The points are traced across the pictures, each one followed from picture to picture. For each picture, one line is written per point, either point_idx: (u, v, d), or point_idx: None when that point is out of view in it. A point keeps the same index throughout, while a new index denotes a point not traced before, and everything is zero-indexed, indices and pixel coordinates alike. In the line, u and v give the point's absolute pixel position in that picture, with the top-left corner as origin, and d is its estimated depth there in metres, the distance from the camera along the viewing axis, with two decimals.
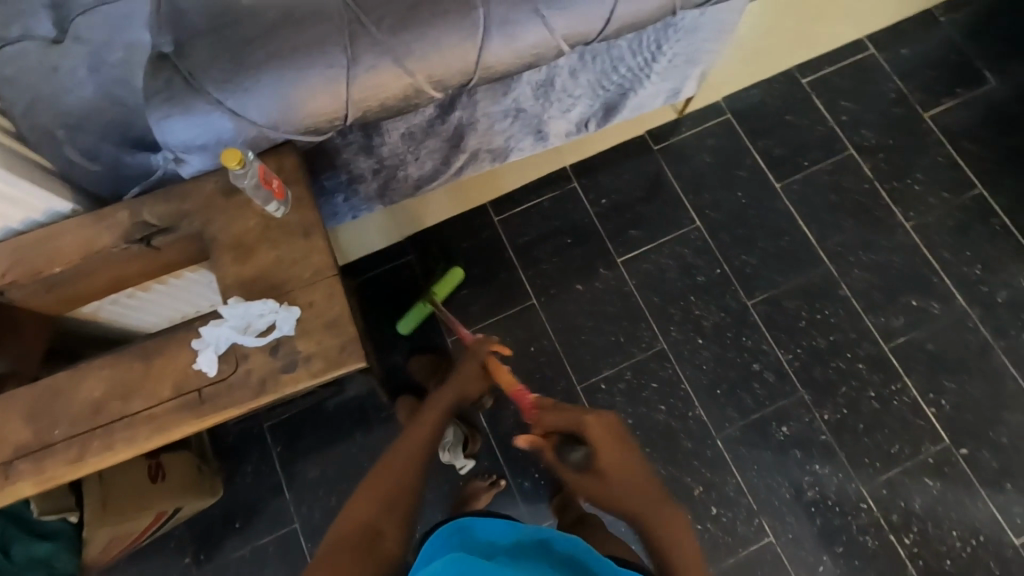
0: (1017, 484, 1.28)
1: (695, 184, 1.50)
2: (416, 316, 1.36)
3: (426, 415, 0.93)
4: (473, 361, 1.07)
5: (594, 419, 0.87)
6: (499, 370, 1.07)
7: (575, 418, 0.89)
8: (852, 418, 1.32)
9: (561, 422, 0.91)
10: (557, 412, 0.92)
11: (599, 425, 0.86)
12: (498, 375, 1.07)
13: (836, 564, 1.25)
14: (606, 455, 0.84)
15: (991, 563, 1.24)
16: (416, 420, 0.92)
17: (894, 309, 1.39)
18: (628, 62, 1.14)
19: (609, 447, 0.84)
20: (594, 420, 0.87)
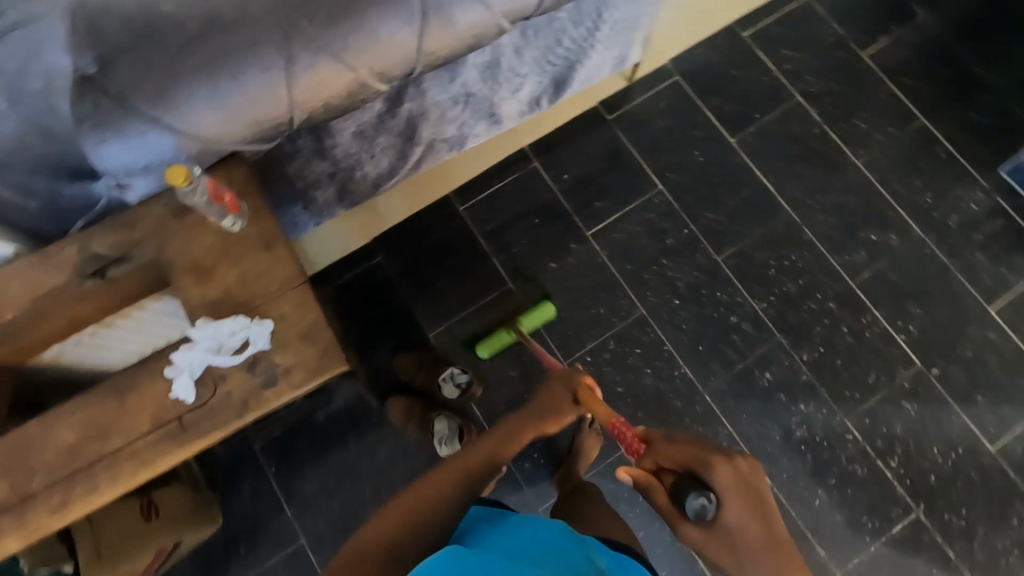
0: (987, 395, 1.35)
1: (653, 149, 1.52)
2: (495, 343, 1.35)
3: (486, 441, 0.84)
4: (562, 386, 0.92)
5: (726, 466, 0.71)
6: (593, 401, 0.90)
7: (702, 459, 0.73)
8: (829, 355, 1.37)
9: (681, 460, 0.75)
10: (678, 447, 0.78)
11: (734, 473, 0.71)
12: (590, 406, 0.90)
13: (830, 495, 1.30)
14: (734, 511, 0.69)
15: (971, 472, 1.31)
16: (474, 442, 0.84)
17: (856, 245, 1.44)
18: (570, 34, 1.13)
19: (742, 503, 0.69)
20: (727, 468, 0.71)
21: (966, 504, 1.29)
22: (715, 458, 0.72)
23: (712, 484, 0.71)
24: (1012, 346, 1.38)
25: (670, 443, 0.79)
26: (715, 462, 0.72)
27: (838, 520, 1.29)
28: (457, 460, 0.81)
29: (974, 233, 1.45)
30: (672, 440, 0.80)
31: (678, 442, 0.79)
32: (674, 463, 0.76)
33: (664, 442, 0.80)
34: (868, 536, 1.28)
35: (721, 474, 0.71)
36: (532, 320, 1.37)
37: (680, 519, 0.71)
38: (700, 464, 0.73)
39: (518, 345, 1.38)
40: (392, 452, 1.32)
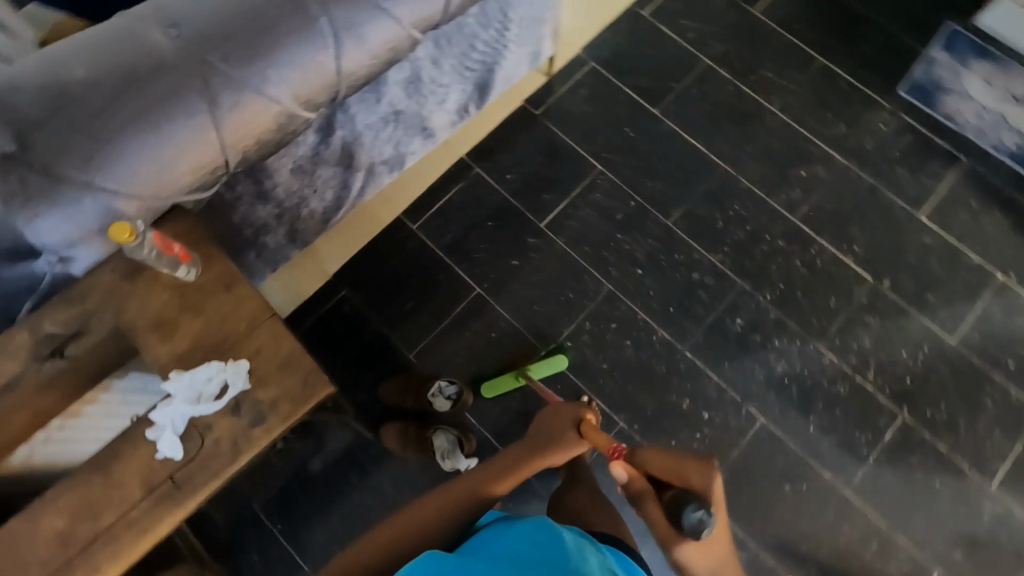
0: (937, 294, 1.45)
1: (584, 134, 1.58)
2: (502, 384, 1.35)
3: (487, 469, 0.86)
4: (567, 419, 0.97)
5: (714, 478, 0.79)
6: (595, 434, 0.93)
7: (694, 471, 0.80)
8: (790, 289, 1.44)
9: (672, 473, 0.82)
10: (669, 457, 0.83)
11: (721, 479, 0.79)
12: (592, 438, 0.93)
13: (821, 419, 1.35)
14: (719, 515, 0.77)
15: (941, 367, 1.39)
16: (475, 470, 0.87)
17: (789, 184, 1.53)
18: (482, 37, 1.17)
19: (721, 507, 0.78)
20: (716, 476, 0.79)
21: (942, 398, 1.37)
22: (704, 468, 0.80)
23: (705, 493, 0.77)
24: (947, 245, 1.48)
25: (660, 453, 0.84)
26: (705, 472, 0.79)
27: (834, 440, 1.34)
28: (453, 487, 0.83)
29: (890, 151, 1.56)
30: (659, 450, 0.84)
31: (665, 454, 0.84)
32: (669, 475, 0.81)
33: (649, 452, 0.85)
34: (865, 449, 1.34)
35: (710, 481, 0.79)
36: (545, 369, 1.36)
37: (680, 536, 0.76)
38: (692, 475, 0.79)
39: (526, 391, 1.37)
40: (396, 479, 1.30)
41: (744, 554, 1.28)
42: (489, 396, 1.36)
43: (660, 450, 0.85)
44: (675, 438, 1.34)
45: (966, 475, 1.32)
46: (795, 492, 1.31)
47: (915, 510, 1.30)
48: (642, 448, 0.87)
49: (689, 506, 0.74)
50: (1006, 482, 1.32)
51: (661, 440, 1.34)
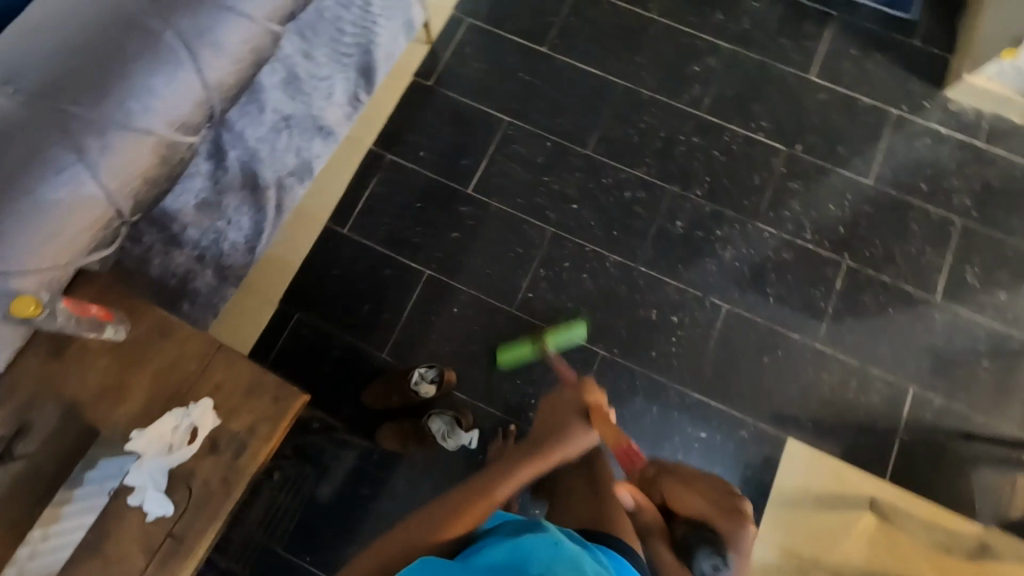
0: (845, 144, 1.53)
1: (483, 91, 1.56)
2: (519, 351, 1.35)
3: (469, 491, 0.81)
4: (567, 406, 0.94)
5: (730, 522, 0.90)
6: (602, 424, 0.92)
7: (715, 513, 0.91)
8: (716, 180, 1.50)
9: (692, 508, 0.92)
10: (689, 497, 0.93)
11: (747, 534, 0.90)
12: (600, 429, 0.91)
13: (777, 288, 1.43)
14: (736, 563, 0.87)
15: (866, 208, 1.49)
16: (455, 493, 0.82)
17: (688, 82, 1.57)
18: (347, 19, 1.14)
19: (741, 553, 0.88)
20: (742, 524, 0.90)
21: (875, 236, 1.47)
22: (732, 516, 0.91)
23: (722, 540, 0.88)
24: (842, 97, 1.57)
25: (683, 489, 0.94)
26: (726, 519, 0.90)
27: (795, 304, 1.42)
28: (430, 521, 0.78)
29: (768, 25, 1.62)
30: (680, 486, 0.95)
31: (684, 488, 0.95)
32: (690, 515, 0.92)
33: (673, 486, 0.95)
34: (822, 302, 1.42)
35: (731, 528, 0.89)
36: (561, 339, 1.36)
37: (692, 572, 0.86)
38: (712, 520, 0.91)
39: (540, 360, 1.36)
40: (407, 475, 1.30)
41: (746, 432, 1.35)
42: (504, 366, 1.37)
43: (684, 488, 0.94)
44: (654, 349, 1.39)
45: (913, 296, 1.43)
46: (774, 361, 1.38)
47: (880, 342, 1.40)
48: (667, 477, 0.97)
49: (704, 553, 0.86)
50: (947, 292, 1.43)
51: (642, 355, 1.38)
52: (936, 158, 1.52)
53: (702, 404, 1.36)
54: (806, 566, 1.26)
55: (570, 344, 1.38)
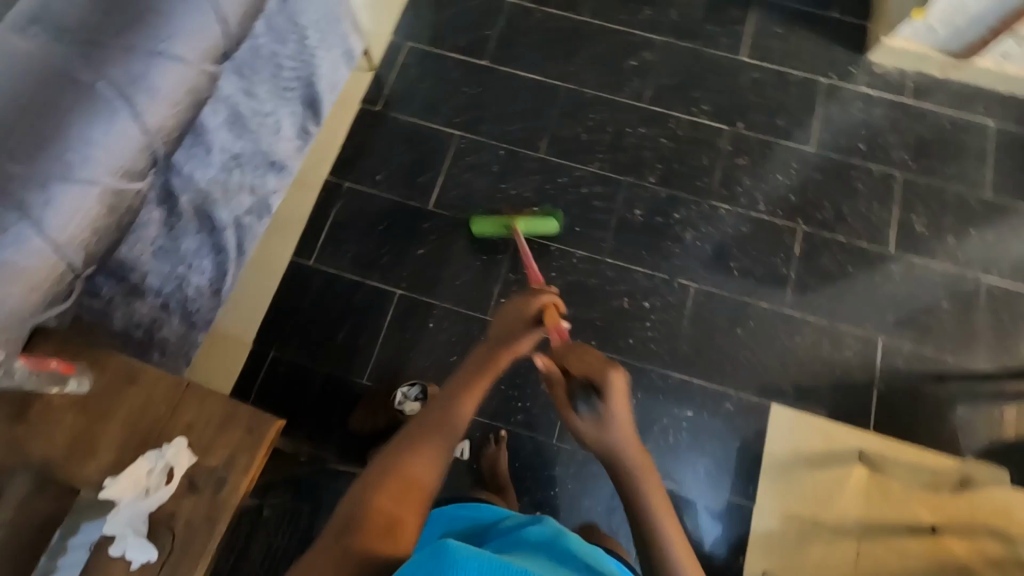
0: (783, 116, 1.60)
1: (431, 110, 1.60)
2: (492, 225, 1.42)
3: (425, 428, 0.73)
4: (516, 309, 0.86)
5: (614, 372, 0.76)
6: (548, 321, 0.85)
7: (596, 365, 0.78)
8: (667, 165, 1.54)
9: (581, 367, 0.79)
10: (580, 354, 0.80)
11: (618, 382, 0.75)
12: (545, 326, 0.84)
13: (740, 260, 1.47)
14: (615, 410, 0.75)
15: (811, 173, 1.55)
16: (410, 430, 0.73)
17: (627, 77, 1.62)
18: (284, 53, 1.16)
19: (620, 403, 0.75)
20: (617, 376, 0.76)
21: (824, 199, 1.53)
22: (602, 367, 0.77)
23: (601, 389, 0.76)
24: (774, 73, 1.64)
25: (576, 350, 0.82)
26: (602, 368, 0.77)
27: (758, 274, 1.46)
28: (386, 475, 0.68)
29: (695, 15, 1.69)
30: (577, 349, 0.82)
31: (583, 352, 0.81)
32: (576, 373, 0.79)
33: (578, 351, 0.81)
34: (784, 268, 1.47)
35: (607, 379, 0.76)
36: (532, 227, 1.43)
37: (569, 418, 0.78)
38: (594, 372, 0.77)
39: (509, 240, 1.45)
40: None
41: (731, 403, 1.37)
42: (476, 234, 1.45)
43: (579, 350, 0.81)
44: (631, 335, 1.41)
45: (868, 252, 1.48)
46: (748, 331, 1.42)
47: (844, 299, 1.45)
48: (574, 349, 0.82)
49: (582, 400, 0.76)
50: (899, 243, 1.49)
51: (620, 343, 1.40)
52: (869, 119, 1.60)
53: (685, 382, 1.38)
54: (807, 526, 1.28)
55: (541, 233, 1.45)
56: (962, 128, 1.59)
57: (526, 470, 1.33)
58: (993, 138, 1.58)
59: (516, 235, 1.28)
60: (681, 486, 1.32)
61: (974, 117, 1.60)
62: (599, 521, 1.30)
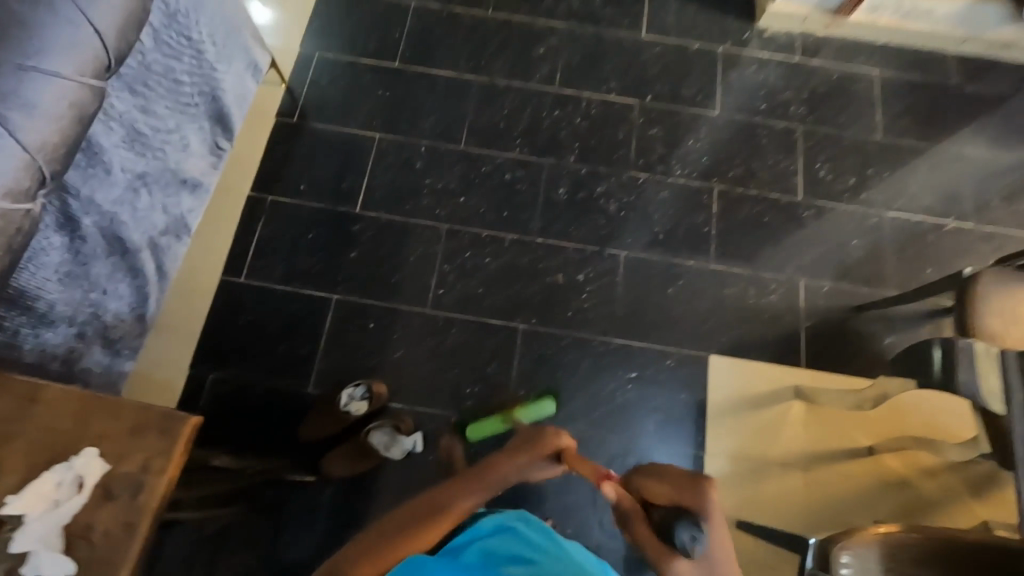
0: (687, 85, 1.68)
1: (348, 115, 1.61)
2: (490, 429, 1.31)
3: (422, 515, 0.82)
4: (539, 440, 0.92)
5: (710, 483, 0.74)
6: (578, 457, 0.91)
7: (688, 488, 0.75)
8: (584, 143, 1.60)
9: (669, 490, 0.77)
10: (657, 476, 0.79)
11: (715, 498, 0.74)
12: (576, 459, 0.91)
13: (664, 224, 1.53)
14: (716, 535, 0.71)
15: (719, 135, 1.63)
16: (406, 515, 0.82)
17: (536, 64, 1.68)
18: (180, 68, 1.15)
19: (718, 524, 0.72)
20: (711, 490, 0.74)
21: (735, 157, 1.61)
22: (697, 482, 0.75)
23: (698, 512, 0.73)
24: (674, 46, 1.72)
25: (645, 473, 0.81)
26: (697, 488, 0.75)
27: (682, 234, 1.53)
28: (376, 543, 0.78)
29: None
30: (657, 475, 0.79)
31: (662, 476, 0.79)
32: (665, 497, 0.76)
33: (650, 478, 0.80)
34: (705, 225, 1.54)
35: (705, 502, 0.74)
36: (531, 414, 1.33)
37: (669, 558, 0.71)
38: (681, 495, 0.75)
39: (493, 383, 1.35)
40: (363, 497, 1.28)
41: (672, 359, 1.42)
42: (473, 441, 1.32)
43: (659, 476, 0.79)
44: (569, 308, 1.45)
45: (781, 201, 1.57)
46: (678, 290, 1.48)
47: (764, 248, 1.53)
48: (642, 473, 0.82)
49: (682, 524, 0.72)
50: (807, 189, 1.59)
51: (560, 317, 1.44)
52: (766, 80, 1.70)
53: (626, 346, 1.42)
54: (757, 463, 1.34)
55: (538, 419, 1.35)
56: (849, 79, 1.71)
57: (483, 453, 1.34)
58: (878, 85, 1.70)
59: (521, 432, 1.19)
60: (635, 445, 1.35)
61: (859, 68, 1.72)
62: (560, 491, 1.32)
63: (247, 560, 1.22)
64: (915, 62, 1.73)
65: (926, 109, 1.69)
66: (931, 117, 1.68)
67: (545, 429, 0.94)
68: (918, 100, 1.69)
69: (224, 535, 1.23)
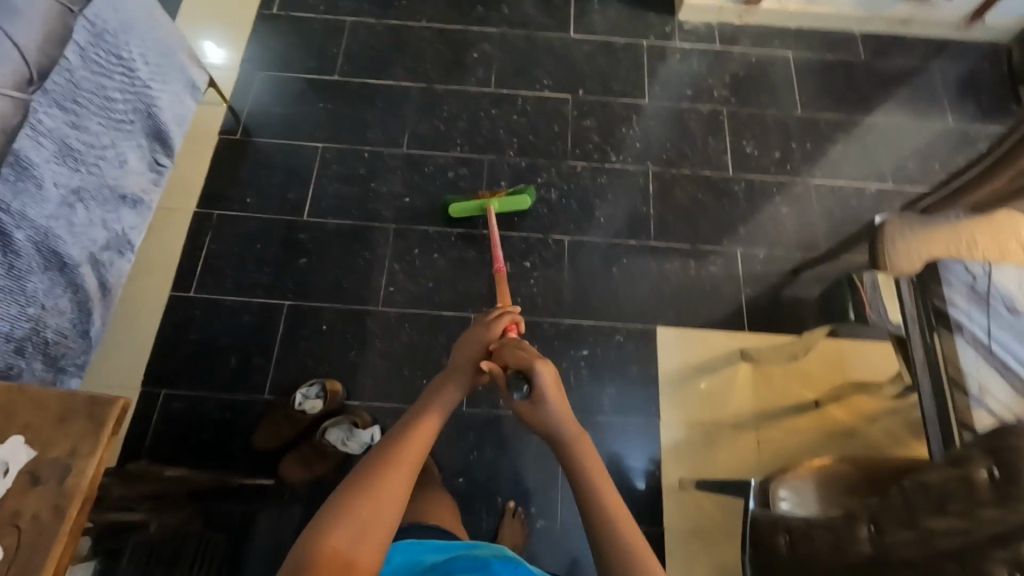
0: (616, 78, 1.77)
1: (291, 129, 1.65)
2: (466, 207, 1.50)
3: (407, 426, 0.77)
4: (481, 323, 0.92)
5: (545, 365, 0.79)
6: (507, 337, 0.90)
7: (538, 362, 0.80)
8: (522, 138, 1.66)
9: (516, 360, 0.81)
10: (513, 348, 0.83)
11: (545, 370, 0.79)
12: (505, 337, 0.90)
13: (604, 208, 1.60)
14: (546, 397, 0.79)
15: (650, 122, 1.71)
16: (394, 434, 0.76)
17: (471, 68, 1.75)
18: (111, 86, 1.18)
19: (552, 391, 0.79)
20: (544, 369, 0.79)
21: (667, 141, 1.69)
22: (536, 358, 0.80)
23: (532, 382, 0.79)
24: (601, 43, 1.81)
25: (511, 346, 0.85)
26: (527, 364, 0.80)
27: (622, 217, 1.59)
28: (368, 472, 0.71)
29: (523, 6, 1.85)
30: (516, 347, 0.83)
31: (519, 350, 0.82)
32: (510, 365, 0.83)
33: (515, 348, 0.83)
34: (643, 206, 1.60)
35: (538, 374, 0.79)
36: (507, 205, 1.49)
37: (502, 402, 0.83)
38: (525, 364, 0.80)
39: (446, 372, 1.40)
40: (323, 496, 1.28)
41: (621, 335, 1.46)
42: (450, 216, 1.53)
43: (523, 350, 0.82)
44: (519, 295, 1.48)
45: (713, 179, 1.65)
46: (622, 269, 1.53)
47: (701, 223, 1.60)
48: (509, 349, 0.84)
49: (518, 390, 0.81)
50: (737, 166, 1.67)
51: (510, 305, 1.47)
52: (690, 68, 1.80)
53: (576, 327, 1.46)
54: (709, 428, 1.38)
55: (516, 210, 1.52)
56: (767, 62, 1.82)
57: (444, 443, 1.35)
58: (793, 66, 1.81)
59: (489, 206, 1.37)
60: (591, 421, 1.38)
61: (775, 52, 1.83)
62: (520, 472, 1.34)
63: (213, 558, 1.20)
64: (825, 44, 1.85)
65: (840, 85, 1.80)
66: (845, 92, 1.79)
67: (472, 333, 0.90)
68: (832, 77, 1.81)
69: (184, 538, 1.17)
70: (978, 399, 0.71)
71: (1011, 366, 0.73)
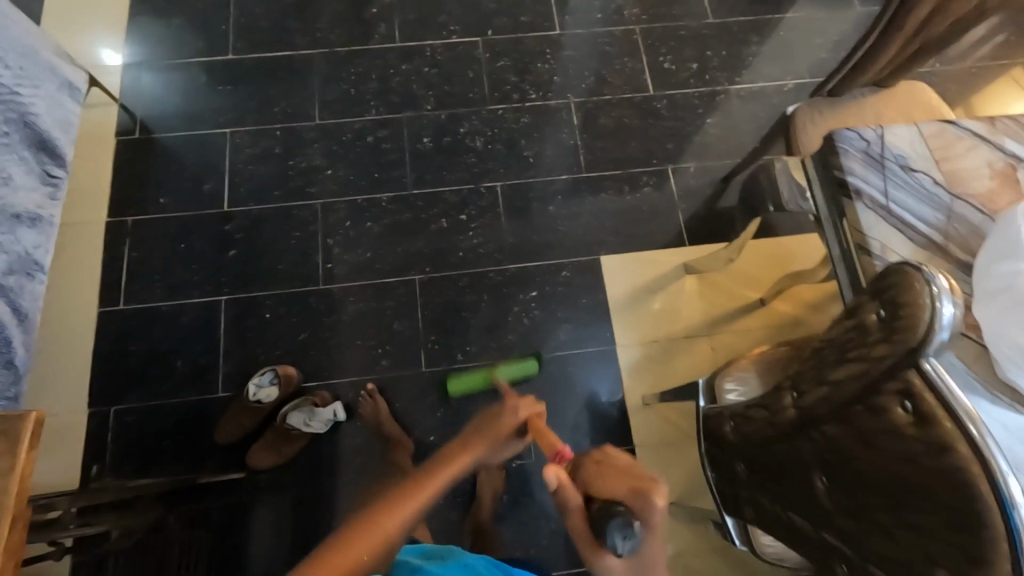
0: (524, 12, 1.71)
1: (192, 118, 1.55)
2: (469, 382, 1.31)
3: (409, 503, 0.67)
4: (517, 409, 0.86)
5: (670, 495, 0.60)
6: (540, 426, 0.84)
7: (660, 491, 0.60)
8: (437, 89, 1.61)
9: (620, 489, 0.63)
10: (609, 476, 0.65)
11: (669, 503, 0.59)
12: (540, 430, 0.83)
13: (532, 148, 1.57)
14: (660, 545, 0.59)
15: (565, 52, 1.67)
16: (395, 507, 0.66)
17: (373, 25, 1.66)
18: None
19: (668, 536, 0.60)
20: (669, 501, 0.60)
21: (584, 70, 1.66)
22: (656, 486, 0.60)
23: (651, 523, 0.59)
24: None
25: (602, 471, 0.66)
26: (639, 501, 0.60)
27: (551, 153, 1.57)
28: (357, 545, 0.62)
29: None
30: (615, 471, 0.66)
31: (622, 478, 0.64)
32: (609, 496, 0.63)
33: (614, 475, 0.65)
34: (570, 139, 1.59)
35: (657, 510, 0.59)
36: (513, 372, 1.33)
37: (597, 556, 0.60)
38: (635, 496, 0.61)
39: (403, 337, 1.40)
40: (297, 478, 1.29)
41: (567, 270, 1.47)
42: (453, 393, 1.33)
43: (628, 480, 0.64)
44: (460, 249, 1.47)
45: (636, 100, 1.64)
46: (559, 206, 1.52)
47: (630, 146, 1.59)
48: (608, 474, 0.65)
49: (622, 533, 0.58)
50: (657, 84, 1.66)
51: (453, 260, 1.46)
52: None
53: (522, 270, 1.46)
54: (664, 344, 1.42)
55: (525, 377, 1.34)
56: None
57: (409, 405, 1.35)
58: None
59: (502, 386, 1.18)
60: (551, 358, 1.40)
61: None
62: None
63: (198, 553, 1.22)
64: None
65: None
66: None
67: (501, 408, 0.87)
68: None
69: (167, 533, 1.22)
70: (881, 257, 0.74)
71: (909, 221, 0.76)
